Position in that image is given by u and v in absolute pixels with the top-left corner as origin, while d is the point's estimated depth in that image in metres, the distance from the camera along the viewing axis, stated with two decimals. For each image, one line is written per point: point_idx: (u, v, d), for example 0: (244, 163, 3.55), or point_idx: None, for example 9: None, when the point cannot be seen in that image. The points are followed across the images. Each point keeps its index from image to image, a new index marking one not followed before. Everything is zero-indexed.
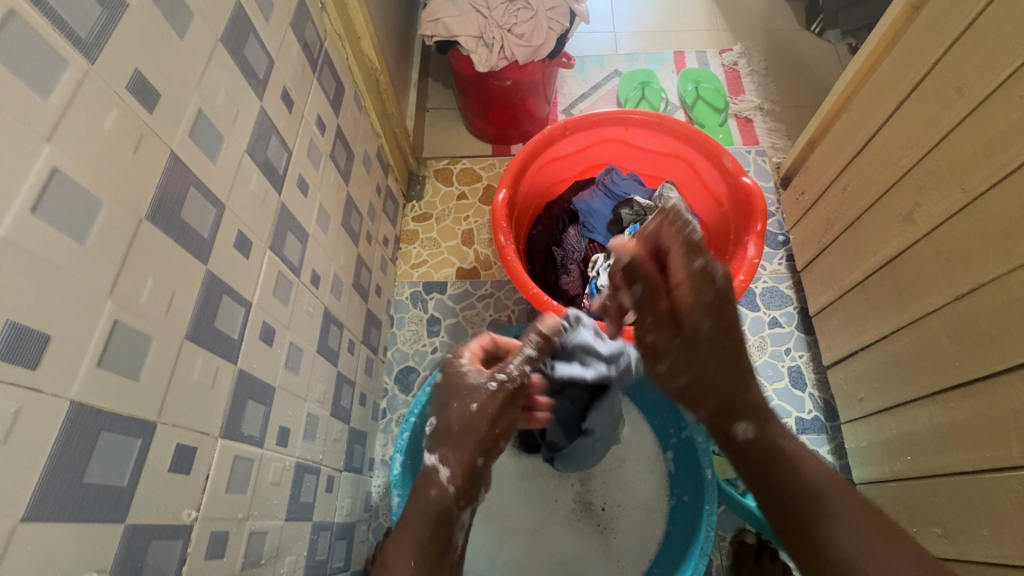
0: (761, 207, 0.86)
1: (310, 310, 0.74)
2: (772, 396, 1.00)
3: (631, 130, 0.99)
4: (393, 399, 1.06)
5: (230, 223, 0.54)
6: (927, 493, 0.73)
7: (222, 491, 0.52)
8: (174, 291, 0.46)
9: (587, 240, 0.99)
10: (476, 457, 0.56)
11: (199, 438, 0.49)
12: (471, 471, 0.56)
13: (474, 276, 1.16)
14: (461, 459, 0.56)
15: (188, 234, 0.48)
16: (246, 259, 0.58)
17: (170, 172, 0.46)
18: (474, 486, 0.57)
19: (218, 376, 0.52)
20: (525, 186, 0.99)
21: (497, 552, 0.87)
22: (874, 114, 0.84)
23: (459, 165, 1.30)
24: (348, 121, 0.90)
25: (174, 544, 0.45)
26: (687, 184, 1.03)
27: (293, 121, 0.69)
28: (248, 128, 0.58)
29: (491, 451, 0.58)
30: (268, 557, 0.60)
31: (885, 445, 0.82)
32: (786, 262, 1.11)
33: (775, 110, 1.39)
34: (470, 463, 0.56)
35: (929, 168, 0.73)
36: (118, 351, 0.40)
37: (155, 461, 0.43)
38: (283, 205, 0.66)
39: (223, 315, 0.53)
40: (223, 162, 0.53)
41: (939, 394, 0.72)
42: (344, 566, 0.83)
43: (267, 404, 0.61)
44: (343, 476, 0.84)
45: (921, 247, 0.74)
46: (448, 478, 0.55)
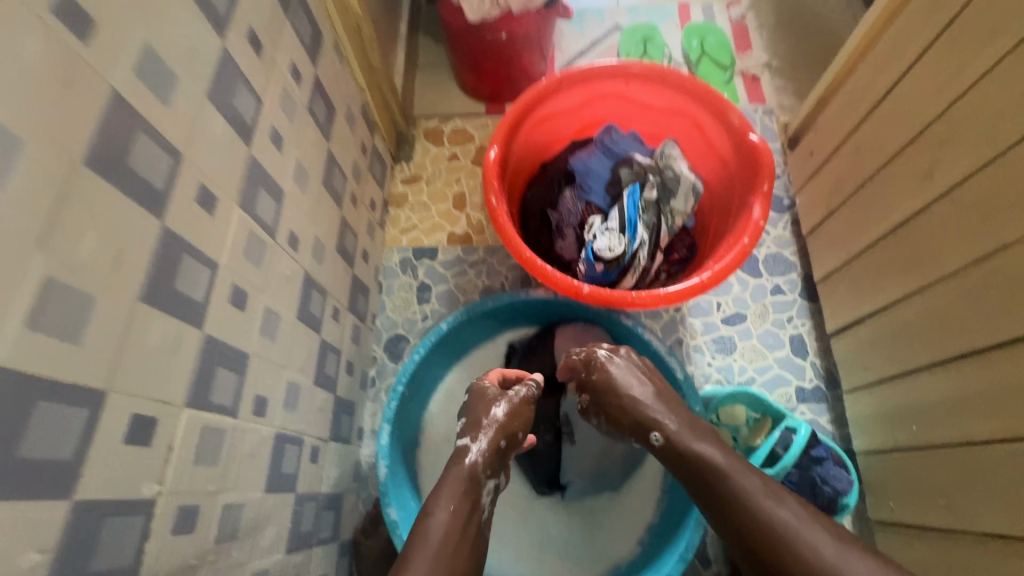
0: (768, 165, 0.81)
1: (288, 274, 0.69)
2: (772, 365, 0.97)
3: (631, 84, 0.92)
4: (382, 368, 1.03)
5: (189, 175, 0.49)
6: (932, 463, 0.71)
7: (189, 464, 0.48)
8: (122, 248, 0.41)
9: (584, 204, 0.93)
10: (499, 438, 0.67)
11: (161, 408, 0.45)
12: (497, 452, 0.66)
13: (466, 242, 1.12)
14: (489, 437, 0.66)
15: (137, 185, 0.43)
16: (211, 216, 0.53)
17: (111, 113, 0.40)
18: (499, 466, 0.66)
19: (180, 342, 0.48)
20: (518, 145, 0.93)
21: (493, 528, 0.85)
22: (894, 64, 0.78)
23: (450, 125, 1.24)
24: (328, 72, 0.83)
25: (134, 520, 0.42)
26: (690, 143, 0.97)
27: (262, 67, 0.63)
28: (208, 70, 0.53)
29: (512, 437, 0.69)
30: (247, 530, 0.58)
31: (889, 415, 0.79)
32: (791, 227, 1.06)
33: (785, 67, 1.32)
34: (494, 444, 0.66)
35: (953, 122, 0.67)
36: (53, 311, 0.35)
37: (107, 433, 0.39)
38: (253, 159, 0.61)
39: (184, 277, 0.48)
40: (178, 107, 0.48)
41: (950, 363, 0.68)
42: (332, 536, 0.81)
43: (241, 373, 0.57)
44: (329, 446, 0.82)
45: (940, 207, 0.69)
46: (478, 450, 0.64)
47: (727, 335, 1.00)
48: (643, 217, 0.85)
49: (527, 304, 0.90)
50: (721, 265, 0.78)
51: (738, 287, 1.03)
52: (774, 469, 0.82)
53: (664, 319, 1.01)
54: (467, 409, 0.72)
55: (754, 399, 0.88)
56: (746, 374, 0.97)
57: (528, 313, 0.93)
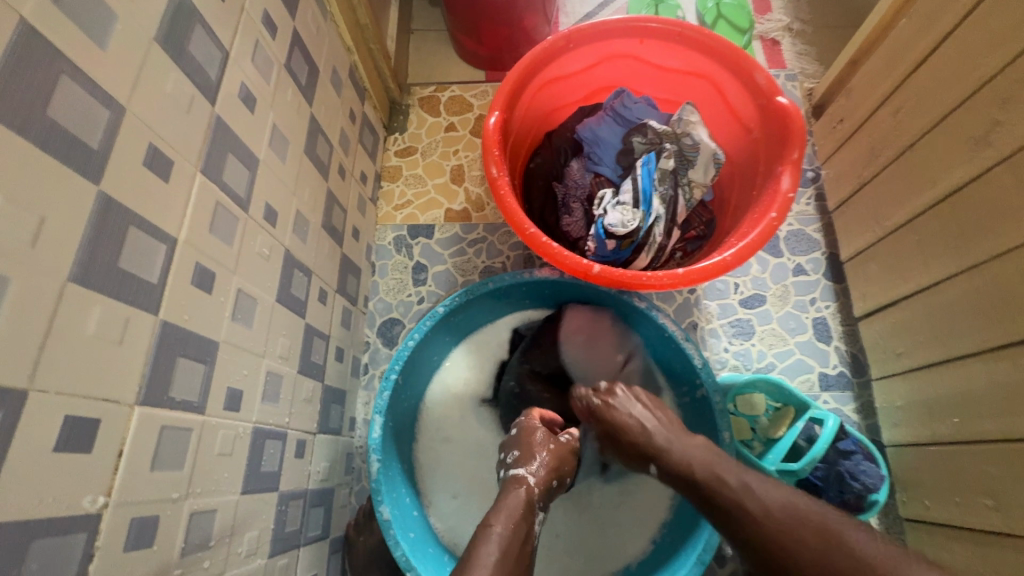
0: (799, 130, 0.73)
1: (265, 253, 0.62)
2: (793, 350, 0.91)
3: (646, 42, 0.84)
4: (376, 353, 0.96)
5: (135, 132, 0.42)
6: (976, 460, 0.64)
7: (144, 470, 0.42)
8: (41, 217, 0.34)
9: (592, 175, 0.86)
10: (552, 477, 0.62)
11: (104, 407, 0.38)
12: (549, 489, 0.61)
13: (465, 219, 1.04)
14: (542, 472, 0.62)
15: (60, 139, 0.35)
16: (165, 183, 0.45)
17: (17, 49, 0.33)
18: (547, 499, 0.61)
19: (128, 330, 0.41)
20: (521, 111, 0.84)
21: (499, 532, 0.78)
22: (946, 14, 0.69)
23: (447, 92, 1.15)
24: (309, 27, 0.75)
25: (72, 540, 0.36)
26: (709, 109, 0.89)
27: (228, 13, 0.55)
28: (156, 9, 0.45)
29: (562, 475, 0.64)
30: (220, 538, 0.52)
31: (925, 406, 0.72)
32: (815, 202, 0.98)
33: (807, 31, 1.22)
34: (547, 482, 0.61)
35: (1018, 76, 0.59)
36: None
37: (28, 439, 0.33)
38: (218, 120, 0.53)
39: (132, 253, 0.41)
40: (116, 50, 0.40)
41: (1001, 350, 0.61)
42: (322, 534, 0.76)
43: (208, 363, 0.51)
44: (317, 439, 0.76)
45: (996, 175, 0.61)
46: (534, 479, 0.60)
47: (744, 319, 0.93)
48: (658, 188, 0.78)
49: (531, 284, 0.83)
50: (745, 242, 0.70)
51: (757, 267, 0.95)
52: (801, 464, 0.76)
53: (677, 302, 0.94)
54: (514, 441, 0.67)
55: (775, 388, 0.81)
56: (765, 360, 0.90)
57: (532, 295, 0.86)
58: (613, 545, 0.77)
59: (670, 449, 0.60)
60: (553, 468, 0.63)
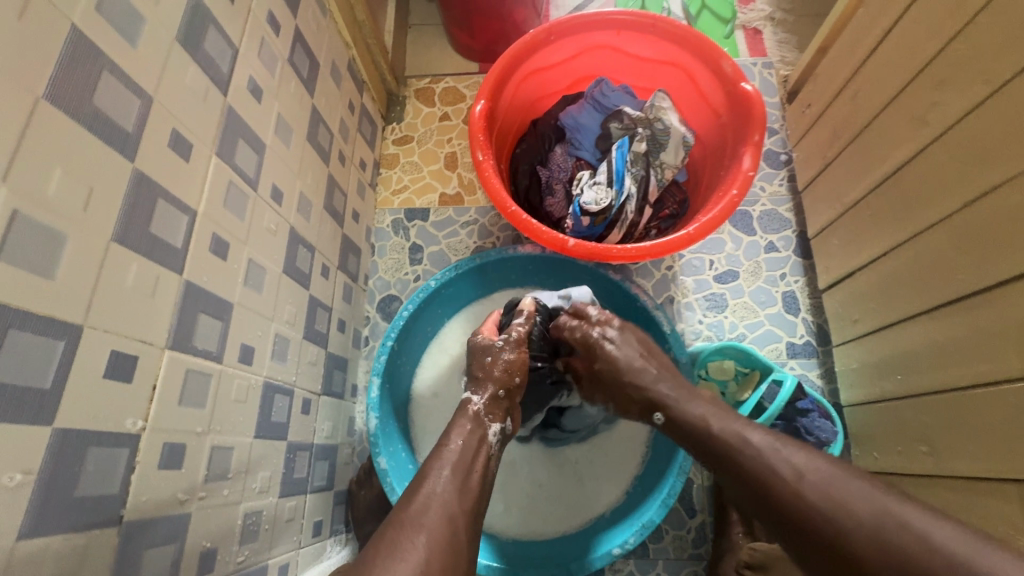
0: (760, 114, 0.79)
1: (272, 228, 0.70)
2: (763, 321, 0.97)
3: (622, 34, 0.90)
4: (375, 327, 1.04)
5: (161, 118, 0.49)
6: (916, 411, 0.71)
7: (174, 404, 0.50)
8: (91, 187, 0.42)
9: (574, 159, 0.93)
10: (498, 388, 0.68)
11: (140, 347, 0.46)
12: (497, 400, 0.67)
13: (458, 203, 1.11)
14: (489, 387, 0.68)
15: (104, 124, 0.43)
16: (186, 162, 0.53)
17: (70, 51, 0.40)
18: (504, 412, 0.67)
19: (158, 285, 0.48)
20: (506, 100, 0.91)
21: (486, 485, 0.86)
22: (894, 3, 0.75)
23: (442, 84, 1.21)
24: (309, 24, 0.82)
25: (118, 452, 0.44)
26: (683, 96, 0.95)
27: (236, 14, 0.62)
28: (177, 13, 0.52)
29: (512, 384, 0.69)
30: (237, 472, 0.60)
31: (876, 366, 0.79)
32: (787, 184, 1.04)
33: (788, 20, 1.25)
34: (493, 393, 0.67)
35: (951, 60, 0.65)
36: (22, 242, 0.36)
37: (85, 365, 0.41)
38: (229, 109, 0.61)
39: (160, 221, 0.49)
40: (145, 48, 0.48)
41: (935, 310, 0.68)
42: (326, 485, 0.84)
43: (225, 320, 0.58)
44: (321, 400, 0.84)
45: (931, 152, 0.68)
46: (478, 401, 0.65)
47: (718, 293, 0.99)
48: (631, 169, 0.85)
49: (517, 261, 0.91)
50: (708, 217, 0.77)
51: (731, 244, 1.02)
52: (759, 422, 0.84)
53: (655, 278, 1.00)
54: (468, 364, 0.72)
55: (743, 354, 0.89)
56: (736, 331, 0.97)
57: (519, 272, 0.94)
58: (589, 495, 0.85)
59: (673, 405, 0.64)
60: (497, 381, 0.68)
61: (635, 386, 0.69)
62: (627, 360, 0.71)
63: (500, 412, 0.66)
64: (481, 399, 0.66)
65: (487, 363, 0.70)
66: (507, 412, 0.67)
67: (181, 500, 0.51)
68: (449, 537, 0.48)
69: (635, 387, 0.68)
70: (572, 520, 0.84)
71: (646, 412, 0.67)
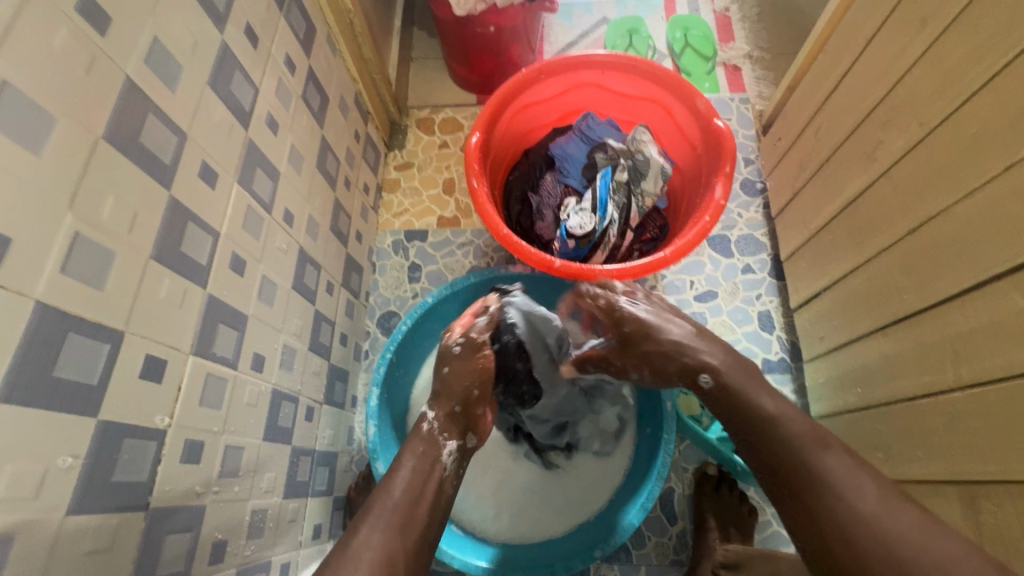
0: (730, 148, 0.87)
1: (284, 247, 0.77)
2: (740, 338, 1.04)
3: (606, 74, 0.98)
4: (375, 341, 1.10)
5: (193, 152, 0.56)
6: (874, 421, 0.78)
7: (195, 404, 0.56)
8: (136, 212, 0.48)
9: (562, 186, 1.00)
10: (453, 404, 0.70)
11: (170, 352, 0.52)
12: (452, 416, 0.69)
13: (455, 225, 1.18)
14: (444, 405, 0.70)
15: (148, 158, 0.50)
16: (212, 189, 0.60)
17: (125, 97, 0.47)
18: (461, 427, 0.69)
19: (186, 297, 0.55)
20: (500, 131, 0.99)
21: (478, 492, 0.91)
22: (848, 52, 0.83)
23: (441, 114, 1.30)
24: (321, 63, 0.90)
25: (148, 444, 0.49)
26: (663, 129, 1.03)
27: (259, 58, 0.70)
28: (210, 60, 0.59)
29: (468, 399, 0.71)
30: (246, 470, 0.65)
31: (840, 379, 0.86)
32: (763, 210, 1.12)
33: (765, 58, 1.34)
34: (449, 410, 0.70)
35: (893, 105, 0.73)
36: (83, 260, 0.43)
37: (125, 366, 0.47)
38: (250, 142, 0.68)
39: (189, 241, 0.56)
40: (183, 92, 0.55)
41: (889, 327, 0.75)
42: (326, 489, 0.89)
43: (240, 330, 0.65)
44: (324, 408, 0.89)
45: (881, 185, 0.75)
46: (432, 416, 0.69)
47: (698, 311, 1.06)
48: (613, 197, 0.92)
49: (508, 279, 0.98)
50: (683, 240, 0.84)
51: (710, 266, 1.09)
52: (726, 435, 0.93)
53: None
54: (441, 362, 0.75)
55: None
56: None
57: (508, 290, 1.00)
58: (578, 500, 0.90)
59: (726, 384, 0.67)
60: (456, 399, 0.70)
61: (680, 354, 0.72)
62: (675, 327, 0.74)
63: (458, 429, 0.69)
64: (435, 417, 0.69)
65: (445, 373, 0.73)
66: (465, 427, 0.70)
67: (198, 492, 0.56)
68: None
69: (676, 346, 0.73)
70: (562, 523, 0.89)
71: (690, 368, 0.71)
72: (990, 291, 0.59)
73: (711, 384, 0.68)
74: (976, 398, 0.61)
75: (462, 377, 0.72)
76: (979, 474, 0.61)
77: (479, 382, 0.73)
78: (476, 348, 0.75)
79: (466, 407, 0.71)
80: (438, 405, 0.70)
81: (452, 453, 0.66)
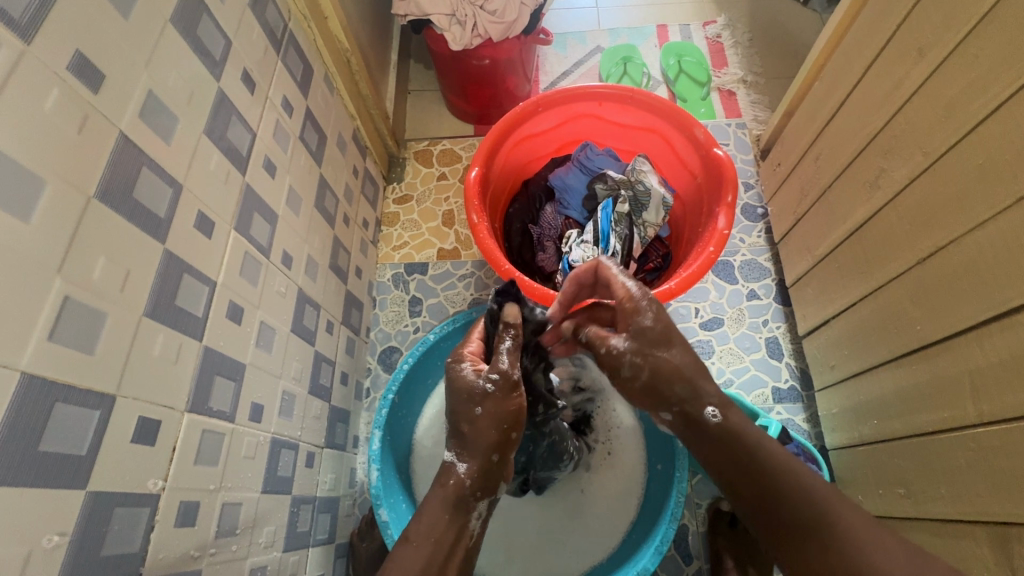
0: (731, 177, 0.87)
1: (282, 290, 0.75)
2: (749, 366, 1.02)
3: (604, 105, 0.99)
4: (376, 378, 1.08)
5: (189, 203, 0.55)
6: (891, 454, 0.76)
7: (190, 463, 0.53)
8: (129, 269, 0.47)
9: (563, 217, 1.00)
10: (491, 452, 0.58)
11: (163, 412, 0.50)
12: (488, 468, 0.58)
13: (455, 257, 1.17)
14: (478, 455, 0.58)
15: (142, 213, 0.49)
16: (208, 239, 0.59)
17: (119, 153, 0.47)
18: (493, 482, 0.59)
19: (181, 352, 0.53)
20: (498, 164, 0.98)
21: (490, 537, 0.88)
22: (846, 79, 0.84)
23: (439, 146, 1.30)
24: (318, 103, 0.90)
25: (139, 511, 0.47)
26: (662, 159, 1.03)
27: (256, 103, 0.69)
28: (207, 109, 0.59)
29: (506, 443, 0.59)
30: (244, 527, 0.63)
31: (854, 410, 0.83)
32: (765, 235, 1.11)
33: (760, 82, 1.35)
34: (483, 459, 0.58)
35: (893, 134, 0.72)
36: (71, 326, 0.41)
37: (116, 432, 0.45)
38: (247, 186, 0.67)
39: (184, 294, 0.54)
40: (178, 143, 0.54)
41: (903, 358, 0.73)
42: (328, 538, 0.86)
43: (238, 380, 0.63)
44: (324, 452, 0.86)
45: (887, 213, 0.74)
46: (463, 471, 0.58)
47: (705, 340, 1.04)
48: (615, 228, 0.91)
49: None
50: (688, 272, 0.83)
51: (715, 292, 1.07)
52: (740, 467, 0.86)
53: None
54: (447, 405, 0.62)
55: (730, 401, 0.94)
56: (724, 376, 1.01)
57: None
58: (590, 543, 0.87)
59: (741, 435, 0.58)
60: (490, 448, 0.58)
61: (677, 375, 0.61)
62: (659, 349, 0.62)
63: (491, 486, 0.59)
64: (466, 469, 0.58)
65: (474, 416, 0.59)
66: (499, 478, 0.59)
67: (193, 556, 0.54)
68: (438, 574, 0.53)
69: (677, 372, 0.61)
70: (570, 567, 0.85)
71: (689, 408, 0.60)
72: (1011, 322, 0.58)
73: (718, 418, 0.59)
74: (1001, 434, 0.59)
75: (494, 418, 0.59)
76: (1014, 515, 0.58)
77: (515, 422, 0.60)
78: (508, 385, 0.60)
79: (503, 453, 0.59)
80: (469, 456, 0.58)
81: (481, 515, 0.58)
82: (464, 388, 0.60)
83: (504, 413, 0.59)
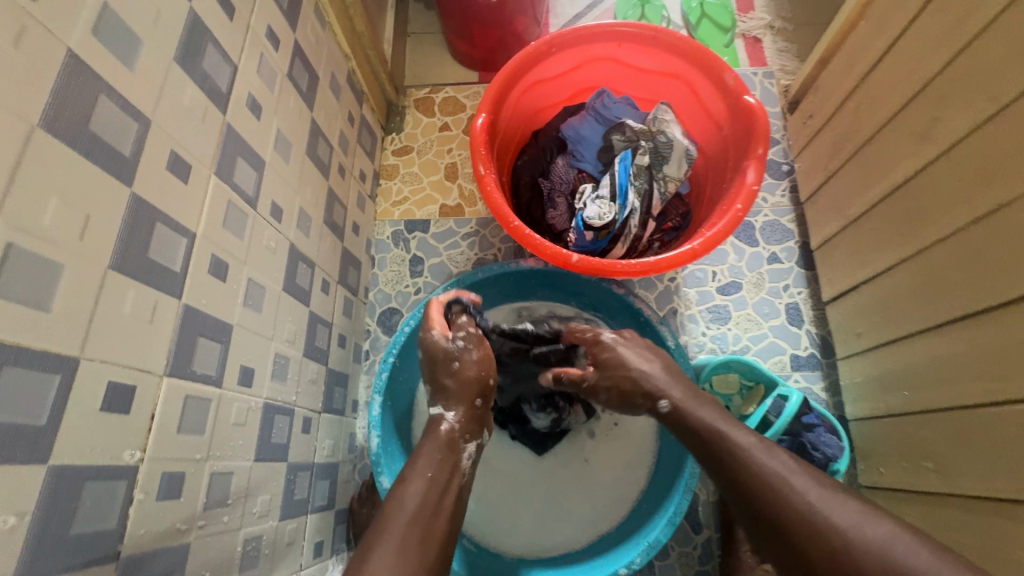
0: (763, 127, 0.79)
1: (272, 245, 0.69)
2: (767, 333, 0.97)
3: (624, 46, 0.90)
4: (376, 341, 1.03)
5: (159, 141, 0.48)
6: (920, 427, 0.72)
7: (173, 431, 0.49)
8: (87, 214, 0.41)
9: (576, 170, 0.92)
10: (474, 397, 0.64)
11: (140, 376, 0.45)
12: (474, 412, 0.64)
13: (458, 214, 1.10)
14: (461, 402, 0.64)
15: (103, 150, 0.42)
16: (184, 183, 0.52)
17: (69, 76, 0.40)
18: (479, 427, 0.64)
19: (157, 311, 0.48)
20: (507, 111, 0.90)
21: (496, 503, 0.85)
22: (897, 17, 0.75)
23: (441, 94, 1.20)
24: (309, 38, 0.81)
25: (115, 486, 0.43)
26: (685, 108, 0.94)
27: (235, 30, 0.61)
28: (175, 32, 0.51)
29: (486, 389, 0.65)
30: (237, 498, 0.59)
31: (881, 380, 0.79)
32: (790, 194, 1.04)
33: (788, 28, 1.24)
34: (470, 405, 0.64)
35: (952, 78, 0.65)
36: (17, 278, 0.35)
37: (81, 399, 0.40)
38: (228, 127, 0.60)
39: (159, 245, 0.48)
40: (144, 70, 0.47)
41: (943, 326, 0.68)
42: (327, 504, 0.83)
43: (224, 342, 0.57)
44: (322, 417, 0.83)
45: (938, 167, 0.67)
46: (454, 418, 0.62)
47: (721, 305, 0.99)
48: (634, 183, 0.83)
49: (519, 274, 0.89)
50: (713, 230, 0.76)
51: (734, 255, 1.01)
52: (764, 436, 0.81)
53: (658, 289, 1.00)
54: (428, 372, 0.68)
55: (748, 368, 0.89)
56: (741, 343, 0.97)
57: (512, 283, 0.91)
58: (599, 512, 0.84)
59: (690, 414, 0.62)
60: (474, 392, 0.64)
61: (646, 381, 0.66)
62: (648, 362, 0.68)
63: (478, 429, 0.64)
64: (454, 416, 0.62)
65: (454, 369, 0.65)
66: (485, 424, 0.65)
67: (181, 529, 0.50)
68: (443, 550, 0.50)
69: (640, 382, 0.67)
70: (575, 537, 0.83)
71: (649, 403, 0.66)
72: None
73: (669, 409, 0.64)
74: None
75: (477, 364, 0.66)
76: None
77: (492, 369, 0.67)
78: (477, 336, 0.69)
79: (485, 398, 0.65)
80: (455, 403, 0.63)
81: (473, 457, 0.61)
82: (439, 352, 0.67)
83: (481, 360, 0.67)
